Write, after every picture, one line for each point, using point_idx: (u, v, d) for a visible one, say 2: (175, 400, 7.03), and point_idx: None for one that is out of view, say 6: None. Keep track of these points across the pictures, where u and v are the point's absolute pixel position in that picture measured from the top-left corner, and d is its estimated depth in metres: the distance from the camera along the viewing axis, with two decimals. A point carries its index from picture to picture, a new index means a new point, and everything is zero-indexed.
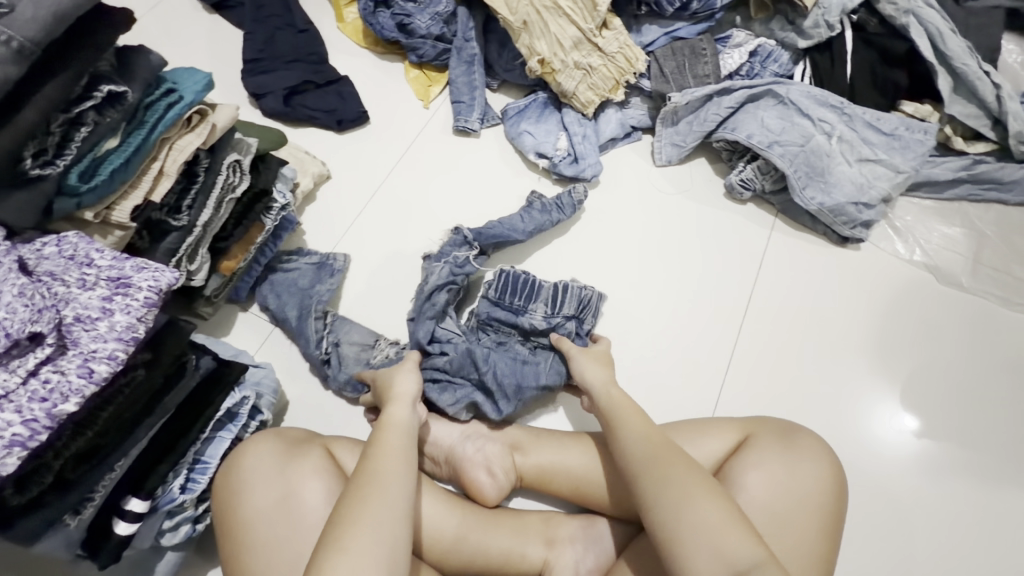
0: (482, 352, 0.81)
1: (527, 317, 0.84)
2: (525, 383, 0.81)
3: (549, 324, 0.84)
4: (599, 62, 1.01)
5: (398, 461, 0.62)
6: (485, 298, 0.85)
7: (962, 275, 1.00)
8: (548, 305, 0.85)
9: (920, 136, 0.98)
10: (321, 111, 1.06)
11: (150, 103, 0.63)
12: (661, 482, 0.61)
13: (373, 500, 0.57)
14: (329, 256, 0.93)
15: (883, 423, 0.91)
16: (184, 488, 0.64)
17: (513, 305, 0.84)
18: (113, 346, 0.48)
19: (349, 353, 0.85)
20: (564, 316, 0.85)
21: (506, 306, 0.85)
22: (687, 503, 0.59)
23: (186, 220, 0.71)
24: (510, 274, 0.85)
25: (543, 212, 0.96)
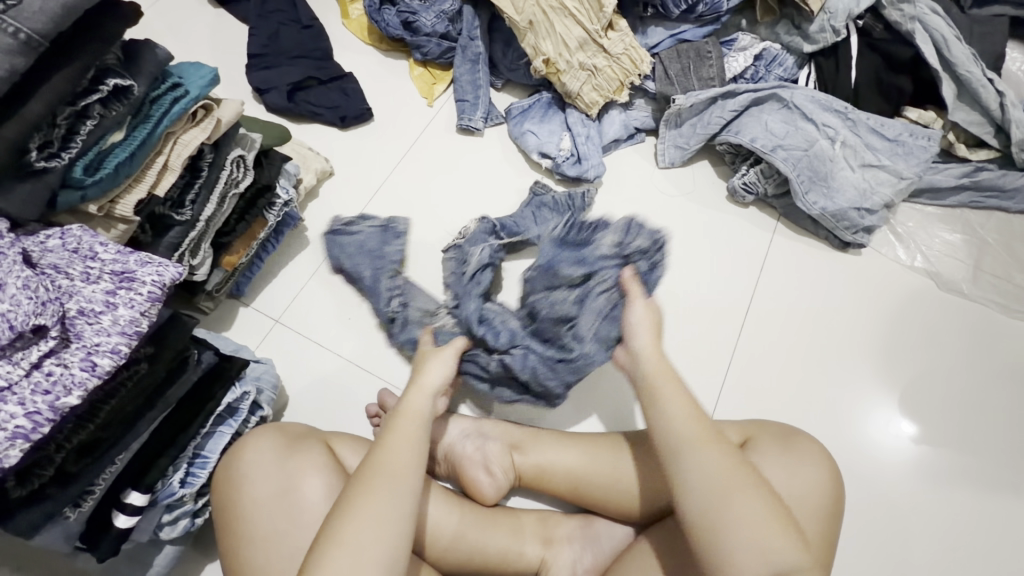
0: (543, 302, 0.80)
1: (592, 261, 0.79)
2: (586, 333, 0.77)
3: (617, 254, 0.79)
4: (604, 63, 1.01)
5: (409, 452, 0.61)
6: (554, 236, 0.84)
7: (963, 282, 1.00)
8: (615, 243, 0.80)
9: (924, 142, 0.99)
10: (325, 108, 1.06)
11: (156, 98, 0.63)
12: (698, 466, 0.59)
13: (382, 499, 0.56)
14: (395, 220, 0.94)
15: (882, 427, 0.91)
16: (184, 482, 0.64)
17: (580, 241, 0.82)
18: (117, 340, 0.48)
19: (415, 316, 0.85)
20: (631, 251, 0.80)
21: (572, 243, 0.82)
22: (727, 491, 0.57)
23: (189, 214, 0.71)
24: (574, 221, 0.85)
25: (555, 209, 0.97)
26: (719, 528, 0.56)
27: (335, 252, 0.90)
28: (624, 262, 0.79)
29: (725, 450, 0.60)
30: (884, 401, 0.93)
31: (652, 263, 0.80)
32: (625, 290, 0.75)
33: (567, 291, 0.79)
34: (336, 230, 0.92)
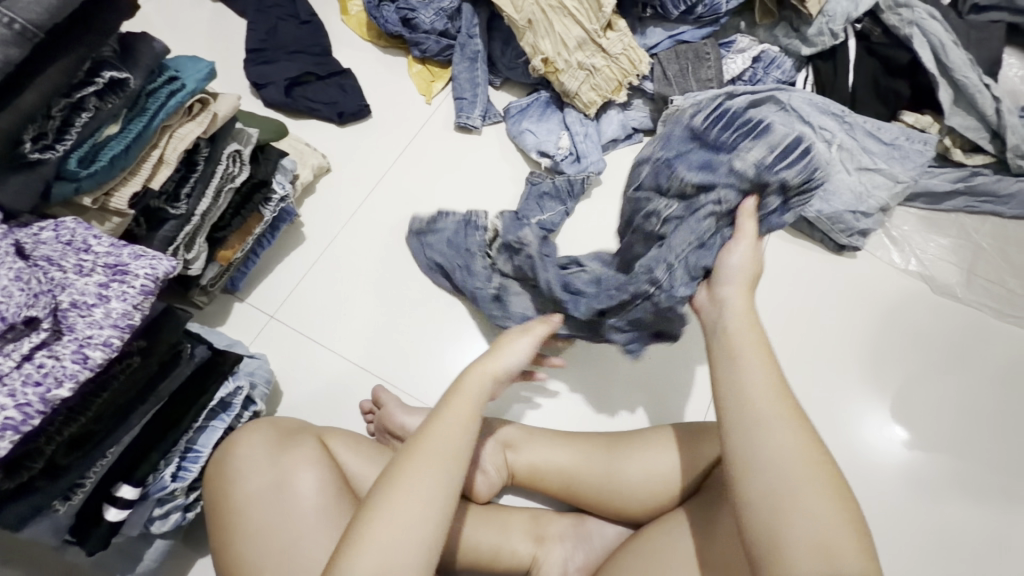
0: (642, 208, 0.75)
1: (717, 170, 0.67)
2: (674, 259, 0.71)
3: (762, 172, 0.65)
4: (602, 63, 1.01)
5: (457, 430, 0.56)
6: (685, 123, 0.71)
7: (957, 286, 1.01)
8: (767, 150, 0.65)
9: (920, 146, 0.99)
10: (322, 104, 1.06)
11: (152, 91, 0.63)
12: (762, 438, 0.51)
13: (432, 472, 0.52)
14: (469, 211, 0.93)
15: (876, 428, 0.91)
16: (175, 476, 0.64)
17: (718, 139, 0.67)
18: (109, 333, 0.48)
19: (514, 298, 0.88)
20: (780, 175, 0.65)
21: (707, 138, 0.68)
22: (790, 469, 0.49)
23: (184, 209, 0.71)
24: (721, 110, 0.68)
25: (556, 200, 1.00)
26: (773, 508, 0.48)
27: (421, 249, 0.95)
28: (764, 183, 0.66)
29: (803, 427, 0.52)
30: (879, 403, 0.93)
31: (800, 192, 0.66)
32: (739, 215, 0.68)
33: (671, 201, 0.72)
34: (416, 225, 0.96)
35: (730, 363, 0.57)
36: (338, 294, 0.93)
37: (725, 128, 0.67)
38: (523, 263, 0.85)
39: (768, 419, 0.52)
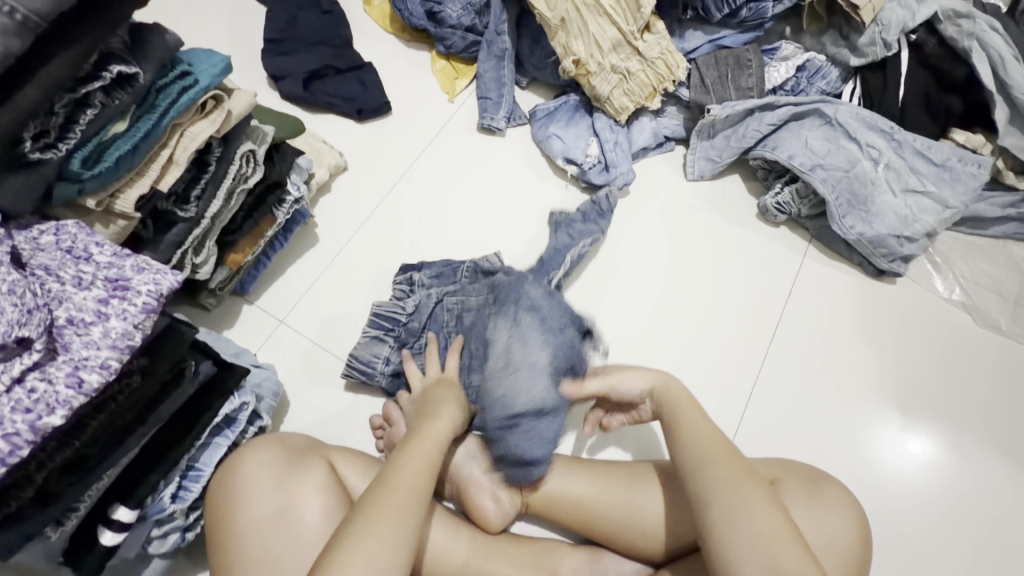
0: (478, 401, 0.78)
1: (395, 341, 0.83)
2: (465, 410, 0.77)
3: (386, 362, 0.82)
4: (638, 67, 0.96)
5: (421, 471, 0.63)
6: (420, 283, 0.87)
7: (1002, 318, 0.95)
8: (394, 334, 0.84)
9: (973, 169, 0.92)
10: (341, 99, 1.02)
11: (163, 86, 0.59)
12: (708, 479, 0.62)
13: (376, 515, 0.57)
14: (404, 271, 0.89)
15: (912, 463, 0.86)
16: (175, 496, 0.61)
17: (398, 309, 0.84)
18: (107, 354, 0.45)
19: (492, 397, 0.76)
20: (391, 346, 0.83)
21: (401, 313, 0.84)
22: (737, 500, 0.60)
23: (194, 211, 0.67)
24: (419, 285, 0.87)
25: (587, 225, 0.94)
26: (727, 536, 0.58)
27: (368, 377, 0.82)
28: (392, 366, 0.82)
29: (733, 467, 0.62)
30: (914, 441, 0.88)
31: (393, 364, 0.82)
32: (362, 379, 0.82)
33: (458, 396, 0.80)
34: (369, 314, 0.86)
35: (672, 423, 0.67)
36: (350, 301, 0.90)
37: (396, 323, 0.84)
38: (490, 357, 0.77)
39: (714, 467, 0.62)
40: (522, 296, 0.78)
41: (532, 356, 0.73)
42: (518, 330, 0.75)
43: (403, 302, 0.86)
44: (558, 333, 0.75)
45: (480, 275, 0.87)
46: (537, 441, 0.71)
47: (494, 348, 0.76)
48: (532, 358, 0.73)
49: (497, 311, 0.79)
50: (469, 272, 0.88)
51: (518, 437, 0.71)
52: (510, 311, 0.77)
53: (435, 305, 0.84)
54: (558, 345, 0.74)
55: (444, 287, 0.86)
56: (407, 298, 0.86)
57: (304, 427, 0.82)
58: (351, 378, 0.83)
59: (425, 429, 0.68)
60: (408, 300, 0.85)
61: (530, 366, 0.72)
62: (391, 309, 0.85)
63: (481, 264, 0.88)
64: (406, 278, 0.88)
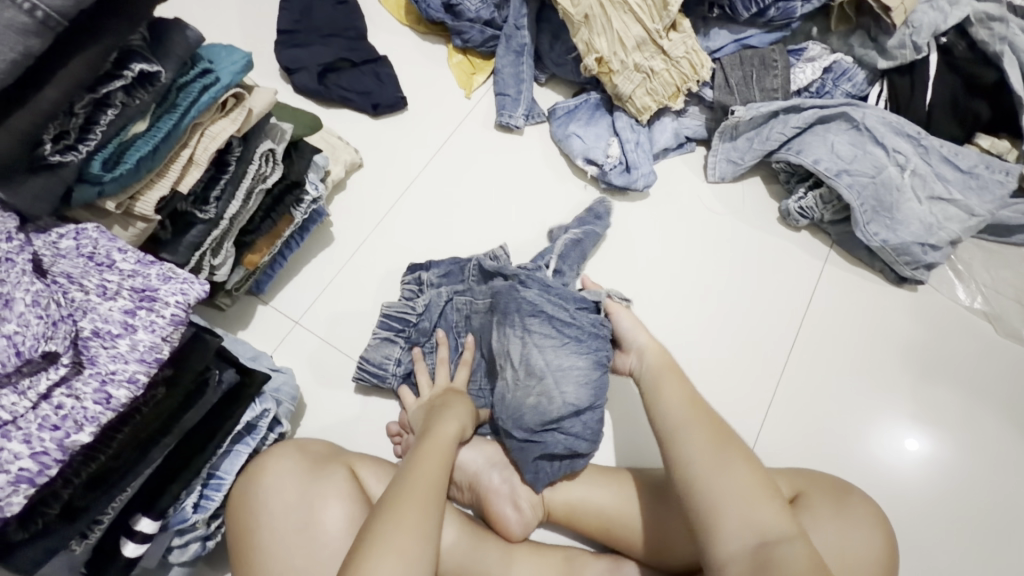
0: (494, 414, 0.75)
1: (401, 340, 0.82)
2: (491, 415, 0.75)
3: (395, 367, 0.81)
4: (662, 66, 0.94)
5: (437, 467, 0.64)
6: (428, 280, 0.85)
7: (1023, 326, 0.94)
8: (397, 334, 0.83)
9: (1001, 176, 0.90)
10: (356, 93, 0.99)
11: (184, 84, 0.57)
12: (687, 454, 0.61)
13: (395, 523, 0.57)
14: (411, 271, 0.87)
15: (919, 465, 0.86)
16: (197, 505, 0.60)
17: (399, 308, 0.83)
18: (135, 368, 0.44)
19: (508, 408, 0.73)
20: (400, 347, 0.82)
21: (403, 312, 0.83)
22: (724, 464, 0.59)
23: (213, 213, 0.65)
24: (425, 282, 0.85)
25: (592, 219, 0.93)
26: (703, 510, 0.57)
27: (379, 379, 0.81)
28: (400, 372, 0.81)
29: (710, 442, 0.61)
30: (925, 447, 0.87)
31: (403, 366, 0.81)
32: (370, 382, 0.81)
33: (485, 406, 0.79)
34: (378, 315, 0.85)
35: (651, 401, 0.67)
36: (365, 302, 0.88)
37: (399, 321, 0.83)
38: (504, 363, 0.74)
39: (693, 441, 0.61)
40: (529, 305, 0.74)
41: (554, 362, 0.72)
42: (537, 340, 0.73)
43: (412, 302, 0.84)
44: (578, 336, 0.72)
45: (484, 276, 0.83)
46: (582, 436, 0.72)
47: (510, 359, 0.73)
48: (556, 363, 0.72)
49: (502, 321, 0.75)
50: (476, 271, 0.84)
51: (561, 438, 0.71)
52: (519, 322, 0.74)
53: (445, 304, 0.83)
54: (580, 345, 0.72)
55: (454, 286, 0.84)
56: (416, 298, 0.85)
57: (319, 432, 0.80)
58: (360, 381, 0.81)
59: (437, 428, 0.69)
60: (418, 300, 0.84)
61: (556, 369, 0.71)
62: (395, 306, 0.83)
63: (486, 262, 0.83)
64: (415, 275, 0.86)
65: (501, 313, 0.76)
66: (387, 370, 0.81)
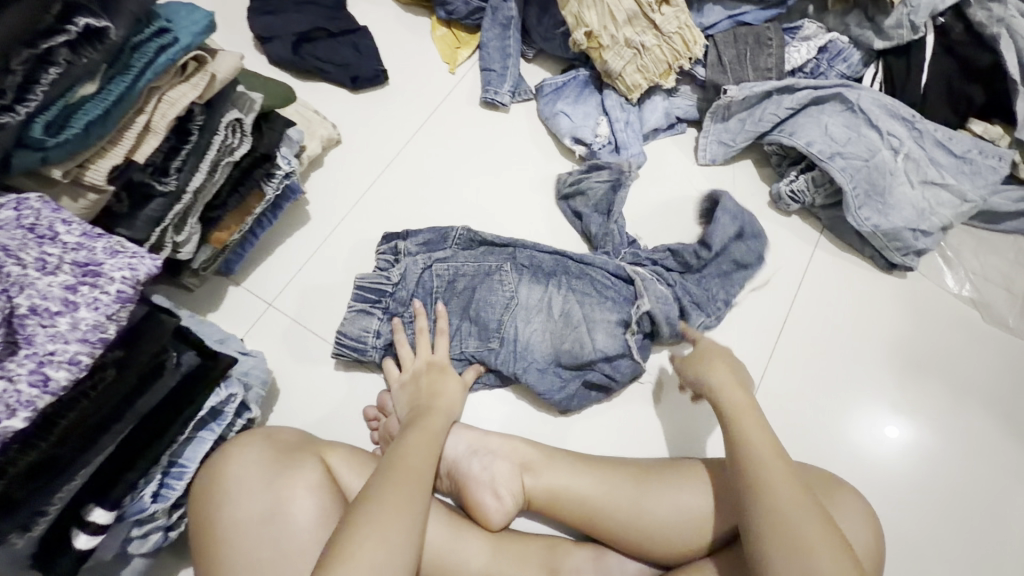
0: (521, 367, 0.79)
1: (376, 311, 0.80)
2: (512, 365, 0.79)
3: (375, 336, 0.79)
4: (653, 42, 0.90)
5: (425, 450, 0.63)
6: (409, 251, 0.84)
7: (1010, 314, 0.93)
8: (376, 304, 0.80)
9: (993, 162, 0.89)
10: (334, 65, 0.95)
11: (138, 44, 0.52)
12: (778, 501, 0.56)
13: (377, 506, 0.55)
14: (388, 239, 0.85)
15: (895, 452, 0.86)
16: (156, 495, 0.57)
17: (377, 278, 0.81)
18: (76, 349, 0.40)
19: (543, 352, 0.80)
20: (379, 318, 0.80)
21: (384, 281, 0.81)
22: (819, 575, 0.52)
23: (174, 184, 0.61)
24: (403, 250, 0.83)
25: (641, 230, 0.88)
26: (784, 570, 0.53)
27: (360, 352, 0.78)
28: (381, 342, 0.79)
29: (797, 494, 0.57)
30: (906, 435, 0.87)
31: (383, 337, 0.79)
32: (345, 353, 0.78)
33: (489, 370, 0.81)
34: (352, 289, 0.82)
35: (732, 434, 0.63)
36: (342, 284, 0.85)
37: (376, 292, 0.80)
38: (548, 316, 0.81)
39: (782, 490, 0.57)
40: (573, 266, 0.84)
41: (594, 315, 0.81)
42: (579, 297, 0.82)
43: (387, 272, 0.83)
44: (615, 293, 0.83)
45: (474, 243, 0.85)
46: (619, 377, 0.80)
47: (551, 310, 0.82)
48: (598, 316, 0.81)
49: (534, 280, 0.83)
50: (460, 238, 0.85)
51: (601, 377, 0.80)
52: (565, 281, 0.83)
53: (423, 271, 0.82)
54: (616, 301, 0.82)
55: (433, 253, 0.84)
56: (391, 268, 0.83)
57: (292, 419, 0.77)
58: (341, 356, 0.78)
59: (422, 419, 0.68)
60: (393, 270, 0.82)
61: (595, 318, 0.81)
62: (369, 277, 0.81)
63: (474, 230, 0.85)
64: (393, 246, 0.84)
65: (532, 271, 0.84)
66: (362, 343, 0.78)
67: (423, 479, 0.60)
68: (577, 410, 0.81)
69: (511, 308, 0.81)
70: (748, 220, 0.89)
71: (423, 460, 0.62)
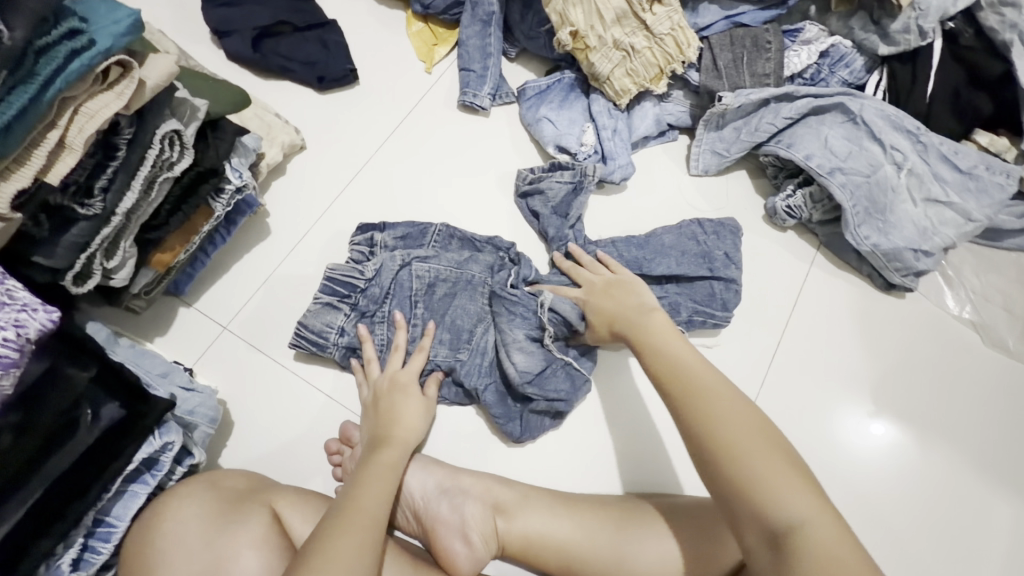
0: (479, 385, 0.73)
1: (342, 310, 0.74)
2: (478, 378, 0.74)
3: (341, 336, 0.73)
4: (643, 44, 0.84)
5: (382, 491, 0.57)
6: (384, 245, 0.78)
7: (1010, 336, 0.88)
8: (339, 298, 0.74)
9: (1001, 179, 0.83)
10: (299, 63, 0.87)
11: (44, 48, 0.45)
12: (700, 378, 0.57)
13: (322, 557, 0.49)
14: (363, 230, 0.78)
15: (875, 448, 0.82)
16: (78, 562, 0.51)
17: (349, 271, 0.75)
18: None
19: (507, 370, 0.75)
20: (344, 319, 0.74)
21: (358, 276, 0.75)
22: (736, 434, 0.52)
23: (100, 207, 0.53)
24: (380, 244, 0.77)
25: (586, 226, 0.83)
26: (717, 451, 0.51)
27: (319, 348, 0.73)
28: (347, 343, 0.73)
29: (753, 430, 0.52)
30: (899, 454, 0.82)
31: (350, 341, 0.74)
32: (307, 347, 0.73)
33: (455, 385, 0.75)
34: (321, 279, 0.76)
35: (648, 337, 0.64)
36: (303, 303, 0.78)
37: (344, 284, 0.74)
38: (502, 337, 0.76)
39: (743, 432, 0.52)
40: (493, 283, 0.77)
41: (506, 335, 0.74)
42: (493, 316, 0.75)
43: (361, 265, 0.76)
44: (523, 306, 0.74)
45: (454, 241, 0.80)
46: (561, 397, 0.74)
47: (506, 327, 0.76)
48: (510, 336, 0.74)
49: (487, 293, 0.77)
50: (438, 236, 0.80)
51: (542, 403, 0.73)
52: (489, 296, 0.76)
53: (400, 269, 0.76)
54: (531, 318, 0.74)
55: (411, 250, 0.77)
56: (366, 261, 0.77)
57: (247, 452, 0.71)
58: (299, 349, 0.73)
59: (378, 455, 0.62)
60: (368, 265, 0.76)
61: (508, 338, 0.74)
62: (338, 268, 0.75)
63: (455, 228, 0.80)
64: (372, 238, 0.78)
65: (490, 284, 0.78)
66: (326, 341, 0.73)
67: (379, 527, 0.54)
68: (532, 441, 0.75)
69: (486, 320, 0.76)
70: (718, 255, 0.83)
71: (381, 495, 0.56)
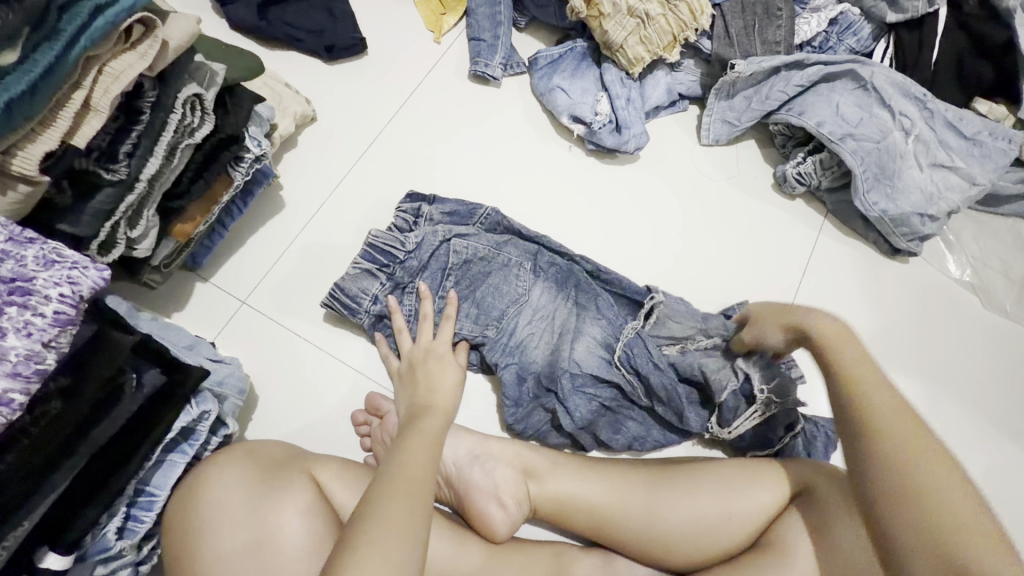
0: (513, 377, 0.73)
1: (376, 276, 0.73)
2: (500, 356, 0.74)
3: (372, 300, 0.73)
4: (658, 11, 0.84)
5: (425, 456, 0.57)
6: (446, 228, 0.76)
7: (1008, 300, 0.91)
8: (381, 262, 0.73)
9: (1004, 144, 0.85)
10: (306, 32, 0.85)
11: (66, 3, 0.43)
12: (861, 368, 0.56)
13: (372, 521, 0.49)
14: (411, 200, 0.77)
15: None
16: (121, 531, 0.52)
17: (400, 239, 0.74)
18: (8, 387, 0.38)
19: (535, 354, 0.74)
20: (379, 282, 0.73)
21: (398, 243, 0.74)
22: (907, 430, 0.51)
23: (125, 171, 0.52)
24: (427, 216, 0.76)
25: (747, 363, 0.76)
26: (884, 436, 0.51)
27: (351, 313, 0.73)
28: (377, 305, 0.73)
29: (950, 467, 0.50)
30: None
31: (376, 308, 0.73)
32: (334, 308, 0.73)
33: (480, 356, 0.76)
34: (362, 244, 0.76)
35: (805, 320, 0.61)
36: (321, 277, 0.77)
37: (386, 253, 0.73)
38: (554, 335, 0.75)
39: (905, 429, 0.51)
40: (581, 276, 0.78)
41: (584, 327, 0.75)
42: (569, 316, 0.76)
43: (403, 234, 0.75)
44: (611, 312, 0.76)
45: (500, 229, 0.78)
46: (584, 407, 0.73)
47: (553, 322, 0.75)
48: (587, 330, 0.75)
49: (553, 289, 0.77)
50: (486, 218, 0.78)
51: (555, 402, 0.74)
52: (573, 295, 0.77)
53: (441, 244, 0.75)
54: (614, 327, 0.76)
55: (455, 227, 0.77)
56: (409, 230, 0.76)
57: (270, 426, 0.71)
58: (331, 309, 0.73)
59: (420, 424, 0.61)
60: (410, 236, 0.75)
61: (573, 342, 0.74)
62: (378, 234, 0.74)
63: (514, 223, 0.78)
64: (418, 209, 0.77)
65: (557, 282, 0.77)
66: (355, 304, 0.72)
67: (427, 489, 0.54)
68: (522, 432, 0.74)
69: (521, 303, 0.75)
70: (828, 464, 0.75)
71: (424, 459, 0.56)
